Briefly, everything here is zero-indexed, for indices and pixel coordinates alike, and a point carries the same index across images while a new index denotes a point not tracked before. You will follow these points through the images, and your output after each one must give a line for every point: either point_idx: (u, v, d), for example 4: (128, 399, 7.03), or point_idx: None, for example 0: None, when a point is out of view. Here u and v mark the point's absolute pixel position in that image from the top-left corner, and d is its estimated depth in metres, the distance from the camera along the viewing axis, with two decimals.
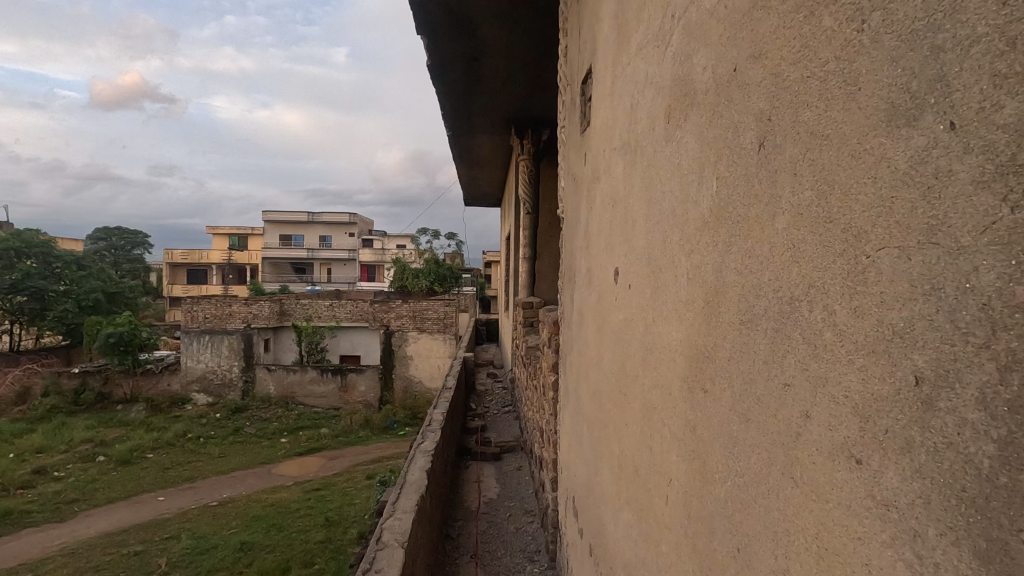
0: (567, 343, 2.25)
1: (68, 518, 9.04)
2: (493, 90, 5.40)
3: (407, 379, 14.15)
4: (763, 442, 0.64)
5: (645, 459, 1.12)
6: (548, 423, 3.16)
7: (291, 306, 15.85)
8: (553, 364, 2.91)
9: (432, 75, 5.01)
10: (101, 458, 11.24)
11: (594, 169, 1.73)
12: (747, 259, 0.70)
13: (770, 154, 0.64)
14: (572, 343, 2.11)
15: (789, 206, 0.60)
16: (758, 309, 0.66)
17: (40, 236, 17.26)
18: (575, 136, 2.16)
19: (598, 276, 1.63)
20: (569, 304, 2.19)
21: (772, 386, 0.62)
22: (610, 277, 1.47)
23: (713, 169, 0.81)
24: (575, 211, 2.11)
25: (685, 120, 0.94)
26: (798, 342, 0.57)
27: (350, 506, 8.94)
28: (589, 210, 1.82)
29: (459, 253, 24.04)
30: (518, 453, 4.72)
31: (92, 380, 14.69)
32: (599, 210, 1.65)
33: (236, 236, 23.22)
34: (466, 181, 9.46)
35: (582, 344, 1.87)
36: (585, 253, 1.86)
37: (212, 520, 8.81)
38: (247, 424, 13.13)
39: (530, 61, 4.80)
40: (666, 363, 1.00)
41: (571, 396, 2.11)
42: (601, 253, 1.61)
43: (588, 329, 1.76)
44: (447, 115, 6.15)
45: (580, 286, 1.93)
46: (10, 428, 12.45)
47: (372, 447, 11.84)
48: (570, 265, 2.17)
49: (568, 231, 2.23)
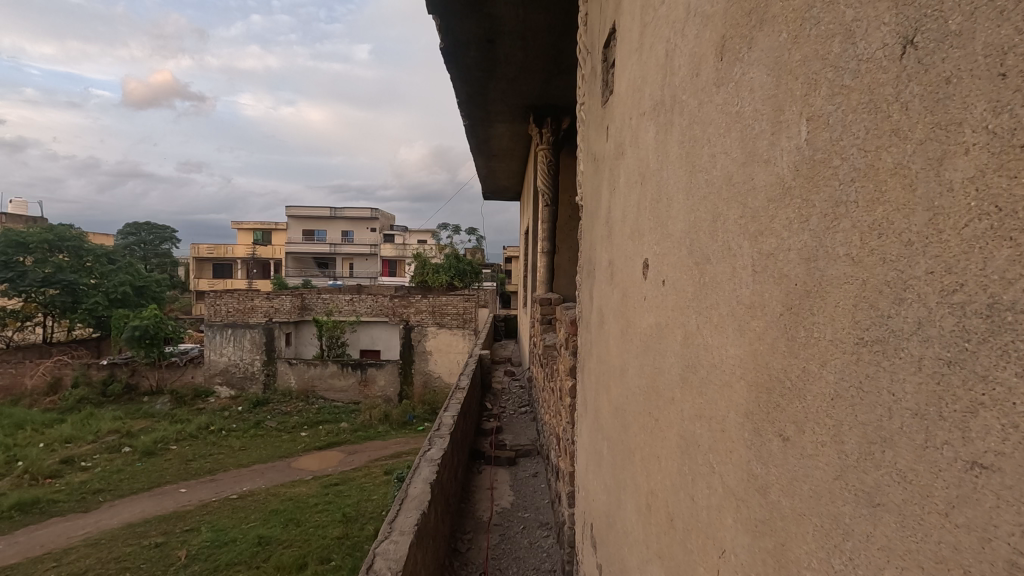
0: (585, 346, 2.01)
1: (93, 508, 9.09)
2: (511, 76, 5.13)
3: (426, 374, 14.03)
4: (914, 549, 0.37)
5: (683, 509, 0.85)
6: (564, 431, 2.91)
7: (313, 300, 15.86)
8: (569, 369, 2.67)
9: (446, 60, 4.75)
10: (127, 449, 11.34)
11: (618, 143, 1.47)
12: (879, 241, 0.42)
13: (931, 54, 0.37)
14: (590, 346, 1.87)
15: (994, 133, 0.32)
16: (907, 325, 0.38)
17: (72, 230, 17.59)
18: (594, 112, 1.91)
19: (621, 270, 1.38)
20: (587, 303, 1.93)
21: (946, 465, 0.35)
22: (636, 270, 1.22)
23: (803, 106, 0.54)
24: (594, 194, 1.85)
25: (747, 48, 0.67)
26: (1017, 393, 0.30)
27: (367, 501, 8.82)
28: (611, 193, 1.55)
29: (479, 249, 23.89)
30: (534, 458, 4.47)
31: (119, 372, 14.90)
32: (622, 192, 1.39)
33: (260, 232, 23.44)
34: (485, 173, 9.23)
35: (602, 351, 1.62)
36: (606, 244, 1.60)
37: (232, 513, 8.78)
38: (269, 417, 13.17)
39: (549, 43, 4.52)
40: (715, 389, 0.74)
41: (589, 408, 1.85)
42: (625, 242, 1.35)
43: (609, 332, 1.50)
44: (463, 104, 5.90)
45: (599, 282, 1.68)
46: (41, 419, 12.69)
47: (391, 442, 11.75)
48: (589, 259, 1.92)
49: (587, 220, 1.99)
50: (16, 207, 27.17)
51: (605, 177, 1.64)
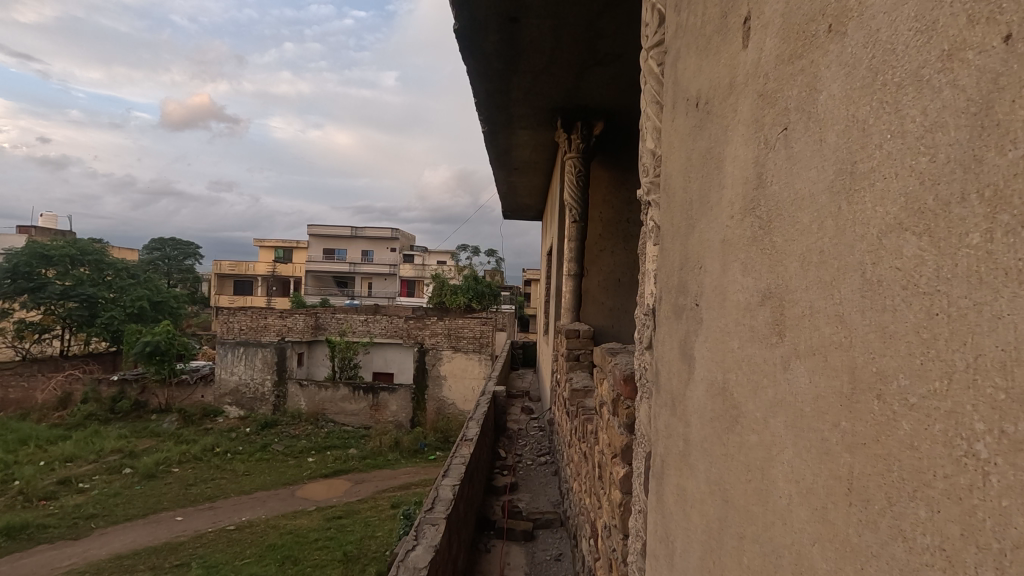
0: (665, 433, 1.17)
1: (84, 535, 8.28)
2: (537, 68, 4.36)
3: (439, 400, 13.18)
4: None
5: None
6: (607, 527, 2.08)
7: (327, 320, 15.17)
8: (618, 449, 1.82)
9: (462, 47, 3.99)
10: (127, 470, 10.56)
11: (794, 25, 0.66)
12: None
13: None
14: (678, 437, 1.06)
15: None
16: None
17: (93, 244, 17.28)
18: (692, 25, 1.09)
19: (836, 311, 0.54)
20: (676, 365, 1.10)
21: None
22: (978, 326, 0.37)
23: None
24: (693, 162, 1.05)
25: None
26: None
27: (371, 539, 7.90)
28: (771, 146, 0.71)
29: (498, 270, 23.18)
30: (557, 531, 3.57)
31: (130, 389, 14.27)
32: (838, 123, 0.55)
33: (281, 249, 23.06)
34: (506, 189, 8.48)
35: (730, 480, 0.79)
36: (747, 256, 0.77)
37: (227, 546, 7.90)
38: (276, 440, 12.36)
39: (585, 23, 3.71)
40: None
41: (681, 566, 1.00)
42: (870, 242, 0.49)
43: (778, 453, 0.65)
44: (482, 105, 5.16)
45: (720, 322, 0.87)
46: (46, 434, 12.02)
47: (401, 472, 10.84)
48: (680, 285, 1.10)
49: (674, 217, 1.17)
50: (46, 221, 27.37)
51: (739, 119, 0.82)
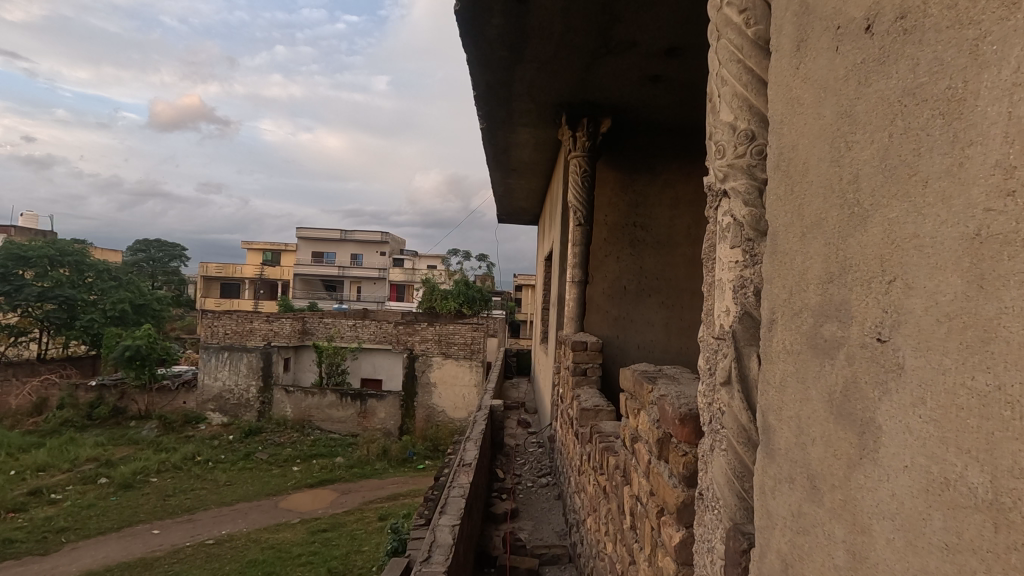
0: (795, 528, 0.78)
1: (53, 551, 7.68)
2: (544, 58, 3.99)
3: (429, 408, 12.73)
4: None
5: None
6: None
7: (314, 324, 14.62)
8: (671, 505, 1.44)
9: (462, 31, 3.59)
10: (102, 480, 9.96)
11: None
12: None
13: None
14: (835, 546, 0.68)
15: None
16: None
17: (73, 244, 16.60)
18: None
19: None
20: (821, 429, 0.72)
21: None
22: None
23: None
24: (862, 117, 0.67)
25: None
26: None
27: (357, 554, 7.45)
28: None
29: (490, 275, 22.76)
30: (565, 569, 3.20)
31: (108, 394, 13.63)
32: None
33: (269, 252, 22.54)
34: (502, 191, 8.12)
35: None
36: None
37: (204, 563, 7.36)
38: (260, 447, 11.82)
39: (601, 7, 3.35)
40: None
41: None
42: None
43: None
44: (480, 98, 4.78)
45: (978, 380, 0.49)
46: (18, 441, 11.38)
47: (390, 482, 10.37)
48: (826, 309, 0.73)
49: (802, 207, 0.80)
50: (28, 220, 26.65)
51: None
